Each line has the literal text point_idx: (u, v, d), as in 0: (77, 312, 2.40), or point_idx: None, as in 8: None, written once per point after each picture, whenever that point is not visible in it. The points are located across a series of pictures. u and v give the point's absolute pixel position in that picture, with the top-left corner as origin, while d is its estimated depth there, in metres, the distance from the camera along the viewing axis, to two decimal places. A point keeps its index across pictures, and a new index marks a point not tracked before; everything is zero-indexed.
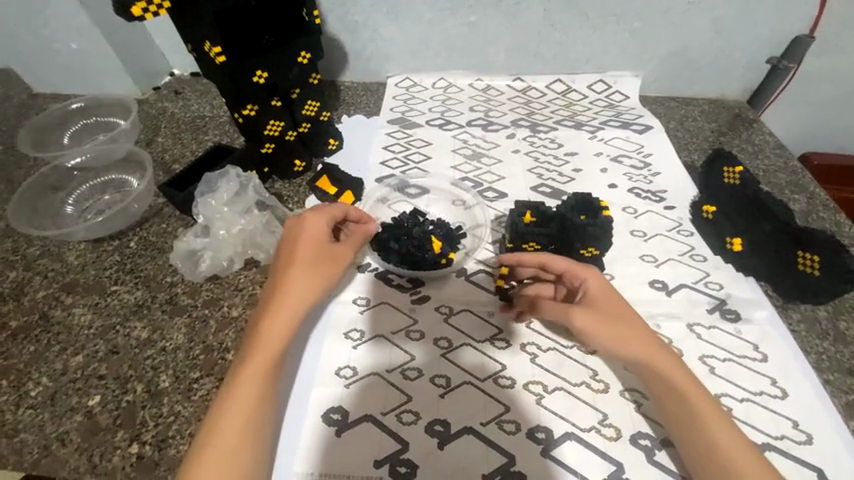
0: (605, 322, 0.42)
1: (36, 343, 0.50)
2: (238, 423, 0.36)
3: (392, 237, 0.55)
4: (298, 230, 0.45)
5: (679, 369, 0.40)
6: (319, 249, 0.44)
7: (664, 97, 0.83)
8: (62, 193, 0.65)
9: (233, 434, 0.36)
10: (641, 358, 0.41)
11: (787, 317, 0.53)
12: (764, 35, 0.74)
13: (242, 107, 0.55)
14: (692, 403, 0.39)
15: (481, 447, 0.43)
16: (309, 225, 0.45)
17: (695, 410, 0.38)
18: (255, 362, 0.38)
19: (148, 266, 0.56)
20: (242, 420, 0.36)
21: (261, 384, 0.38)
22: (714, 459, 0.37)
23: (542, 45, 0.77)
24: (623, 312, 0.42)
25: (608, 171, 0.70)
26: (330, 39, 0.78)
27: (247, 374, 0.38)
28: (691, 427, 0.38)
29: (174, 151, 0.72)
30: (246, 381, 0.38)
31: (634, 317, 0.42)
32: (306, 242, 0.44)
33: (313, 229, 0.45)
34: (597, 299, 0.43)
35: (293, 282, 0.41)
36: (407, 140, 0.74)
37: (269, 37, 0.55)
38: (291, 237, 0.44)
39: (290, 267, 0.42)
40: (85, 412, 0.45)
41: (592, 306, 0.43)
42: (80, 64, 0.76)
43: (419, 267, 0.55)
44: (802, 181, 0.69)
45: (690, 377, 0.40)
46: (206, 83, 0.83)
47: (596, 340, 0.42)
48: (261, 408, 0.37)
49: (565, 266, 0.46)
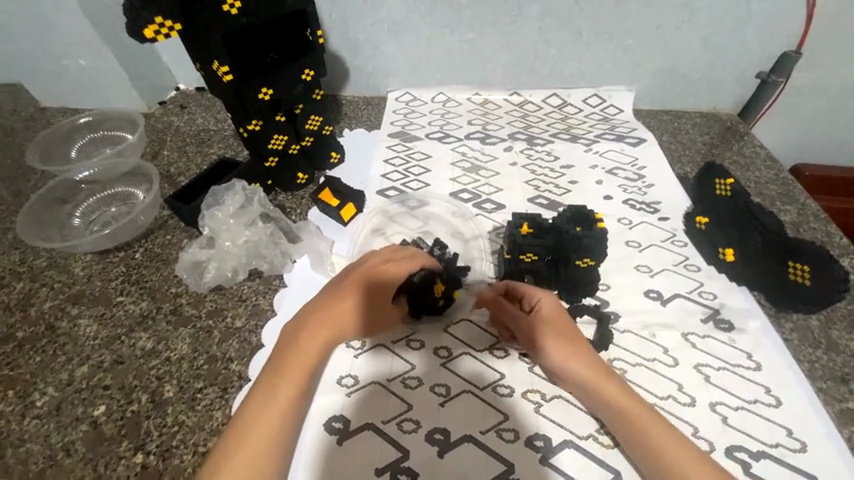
0: (563, 336, 0.45)
1: (42, 354, 0.51)
2: (264, 440, 0.35)
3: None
4: (371, 264, 0.45)
5: (618, 387, 0.42)
6: (385, 287, 0.45)
7: (657, 110, 0.85)
8: (69, 205, 0.66)
9: (255, 452, 0.35)
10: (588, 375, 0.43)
11: (780, 326, 0.54)
12: (752, 52, 0.77)
13: (247, 122, 0.57)
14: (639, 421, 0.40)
15: (481, 455, 0.43)
16: (389, 268, 0.45)
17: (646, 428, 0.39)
18: (293, 381, 0.38)
19: (153, 277, 0.57)
20: (270, 439, 0.36)
21: (293, 404, 0.37)
22: (670, 475, 0.37)
23: (538, 61, 0.80)
24: (571, 332, 0.45)
25: (604, 182, 0.72)
26: (332, 55, 0.80)
27: (282, 392, 0.37)
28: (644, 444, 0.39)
29: (180, 164, 0.73)
30: (279, 398, 0.37)
31: (581, 339, 0.45)
32: (378, 278, 0.45)
33: (391, 268, 0.45)
34: (557, 319, 0.46)
35: (347, 311, 0.42)
36: (407, 153, 0.75)
37: (274, 54, 0.57)
38: (361, 267, 0.45)
39: (350, 295, 0.43)
40: (90, 422, 0.45)
41: (551, 323, 0.45)
42: (88, 79, 0.78)
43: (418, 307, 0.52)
44: (792, 193, 0.71)
45: (635, 398, 0.42)
46: (211, 97, 0.85)
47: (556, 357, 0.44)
48: (291, 428, 0.37)
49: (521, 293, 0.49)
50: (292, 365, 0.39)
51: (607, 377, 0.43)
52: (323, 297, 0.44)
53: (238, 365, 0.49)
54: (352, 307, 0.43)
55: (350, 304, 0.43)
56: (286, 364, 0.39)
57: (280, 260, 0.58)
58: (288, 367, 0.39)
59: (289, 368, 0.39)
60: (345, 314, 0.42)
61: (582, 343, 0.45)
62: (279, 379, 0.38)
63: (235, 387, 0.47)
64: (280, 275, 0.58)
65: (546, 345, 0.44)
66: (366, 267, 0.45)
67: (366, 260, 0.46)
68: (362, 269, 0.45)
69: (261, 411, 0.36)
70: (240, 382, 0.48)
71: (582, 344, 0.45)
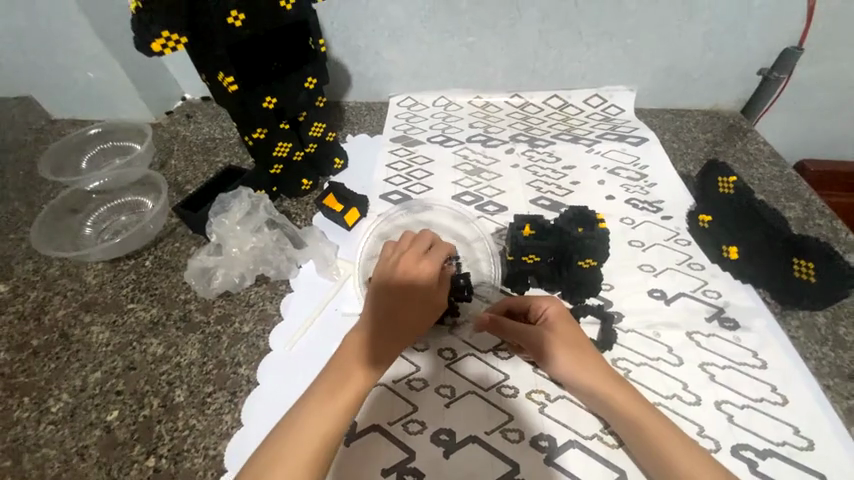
0: (569, 346, 0.44)
1: (57, 360, 0.52)
2: (308, 454, 0.35)
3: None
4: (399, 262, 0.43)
5: (621, 393, 0.42)
6: (426, 287, 0.42)
7: (658, 110, 0.86)
8: (80, 215, 0.68)
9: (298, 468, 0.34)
10: (594, 387, 0.43)
11: (786, 324, 0.54)
12: (752, 48, 0.77)
13: (252, 131, 0.58)
14: (643, 425, 0.40)
15: (486, 456, 0.44)
16: (423, 271, 0.43)
17: (650, 432, 0.40)
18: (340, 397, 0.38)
19: (163, 284, 0.59)
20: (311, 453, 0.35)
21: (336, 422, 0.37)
22: None
23: (538, 63, 0.80)
24: (578, 340, 0.45)
25: (606, 182, 0.72)
26: (334, 62, 0.81)
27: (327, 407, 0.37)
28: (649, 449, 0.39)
29: (187, 173, 0.75)
30: (325, 412, 0.37)
31: (585, 348, 0.45)
32: (414, 279, 0.42)
33: (428, 266, 0.43)
34: (560, 328, 0.46)
35: (389, 320, 0.41)
36: (410, 157, 0.76)
37: (278, 63, 0.58)
38: (388, 269, 0.43)
39: (389, 300, 0.42)
40: (103, 426, 0.46)
41: (560, 334, 0.45)
42: (98, 92, 0.80)
43: None
44: (797, 189, 0.70)
45: (642, 405, 0.41)
46: (217, 106, 0.86)
47: (564, 367, 0.44)
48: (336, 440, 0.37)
49: (522, 306, 0.49)
50: (340, 379, 0.39)
51: (617, 385, 0.42)
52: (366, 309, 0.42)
53: (246, 369, 0.50)
54: (390, 317, 0.41)
55: (390, 315, 0.41)
56: (333, 379, 0.39)
57: (286, 265, 0.59)
58: (330, 380, 0.39)
59: (333, 380, 0.39)
60: (388, 322, 0.41)
61: (592, 352, 0.45)
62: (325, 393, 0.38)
63: (244, 391, 0.48)
64: (286, 280, 0.59)
65: (554, 357, 0.44)
66: (390, 267, 0.43)
67: (389, 257, 0.44)
68: (394, 271, 0.43)
69: (305, 425, 0.36)
70: (248, 386, 0.49)
71: (592, 353, 0.44)
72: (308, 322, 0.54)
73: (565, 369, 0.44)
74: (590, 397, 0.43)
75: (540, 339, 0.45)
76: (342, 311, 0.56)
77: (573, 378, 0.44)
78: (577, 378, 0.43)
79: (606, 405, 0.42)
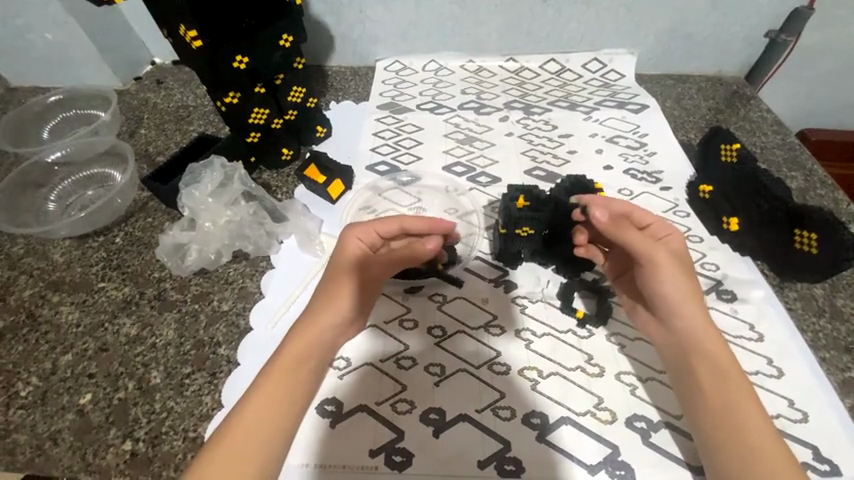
0: (678, 263, 0.43)
1: (24, 343, 0.49)
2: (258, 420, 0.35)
3: None
4: (364, 226, 0.45)
5: (707, 324, 0.41)
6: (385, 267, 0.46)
7: (660, 75, 0.81)
8: (44, 190, 0.63)
9: (248, 433, 0.34)
10: (686, 314, 0.41)
11: (784, 296, 0.53)
12: (760, 8, 0.72)
13: (223, 95, 0.53)
14: (713, 358, 0.39)
15: (477, 434, 0.42)
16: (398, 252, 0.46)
17: (711, 366, 0.39)
18: (296, 363, 0.38)
19: (135, 262, 0.55)
20: (260, 420, 0.35)
21: (289, 392, 0.37)
22: (732, 430, 0.36)
23: (534, 24, 0.75)
24: (692, 293, 0.42)
25: (604, 151, 0.68)
26: (314, 21, 0.75)
27: (280, 369, 0.37)
28: (705, 380, 0.39)
29: (158, 143, 0.70)
30: (280, 380, 0.37)
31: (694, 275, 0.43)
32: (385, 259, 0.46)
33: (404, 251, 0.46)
34: (682, 250, 0.44)
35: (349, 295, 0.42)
36: (398, 125, 0.72)
37: (250, 20, 0.54)
38: (352, 241, 0.44)
39: (350, 271, 0.43)
40: (76, 410, 0.44)
41: (686, 272, 0.42)
42: (57, 55, 0.73)
43: (405, 275, 0.53)
44: (799, 158, 0.68)
45: (735, 367, 0.39)
46: (190, 71, 0.80)
47: (662, 282, 0.42)
48: (285, 413, 0.36)
49: (447, 227, 0.48)
50: (302, 346, 0.39)
51: (714, 343, 0.40)
52: (337, 279, 0.42)
53: (226, 349, 0.48)
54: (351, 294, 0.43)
55: (349, 290, 0.42)
56: (297, 346, 0.39)
57: (266, 240, 0.55)
58: (285, 360, 0.38)
59: (295, 354, 0.38)
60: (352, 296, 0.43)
61: (700, 310, 0.41)
62: (289, 363, 0.38)
63: (224, 372, 0.46)
64: (266, 257, 0.55)
65: (663, 278, 0.42)
66: (350, 235, 0.43)
67: (366, 232, 0.45)
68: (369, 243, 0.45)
69: (259, 391, 0.36)
70: (229, 366, 0.46)
71: (699, 311, 0.41)
72: (291, 300, 0.51)
73: (659, 289, 0.42)
74: (675, 341, 0.42)
75: (651, 252, 0.43)
76: None
77: (666, 296, 0.42)
78: (671, 299, 0.42)
79: (686, 332, 0.41)
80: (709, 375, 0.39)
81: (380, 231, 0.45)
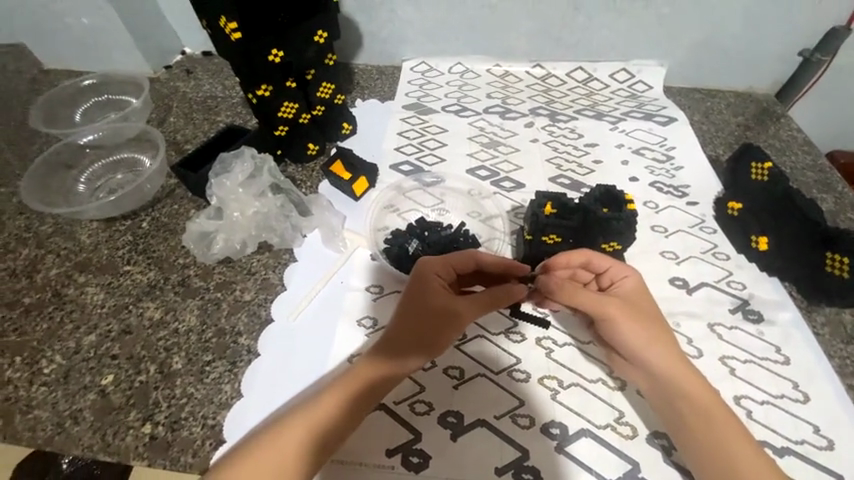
0: (632, 313, 0.42)
1: (49, 321, 0.50)
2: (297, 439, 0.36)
3: (426, 229, 0.56)
4: (438, 261, 0.44)
5: (682, 366, 0.40)
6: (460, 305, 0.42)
7: (690, 88, 0.80)
8: (74, 171, 0.64)
9: (286, 449, 0.36)
10: (657, 361, 0.41)
11: (811, 320, 0.51)
12: (796, 25, 0.71)
13: (256, 88, 0.54)
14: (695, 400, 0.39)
15: (494, 440, 0.42)
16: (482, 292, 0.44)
17: (696, 408, 0.39)
18: (341, 393, 0.39)
19: (160, 247, 0.56)
20: (299, 440, 0.36)
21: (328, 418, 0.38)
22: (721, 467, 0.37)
23: (565, 31, 0.75)
24: (656, 336, 0.41)
25: (630, 163, 0.68)
26: (345, 18, 0.75)
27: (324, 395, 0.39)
28: (691, 422, 0.39)
29: (186, 131, 0.71)
30: (323, 405, 0.38)
31: (656, 314, 0.43)
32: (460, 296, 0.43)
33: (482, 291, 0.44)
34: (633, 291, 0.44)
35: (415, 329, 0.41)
36: (423, 126, 0.72)
37: (284, 15, 0.54)
38: (430, 273, 0.42)
39: (424, 302, 0.41)
40: (98, 390, 0.45)
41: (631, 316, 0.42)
42: (92, 39, 0.75)
43: None
44: (830, 180, 0.66)
45: (719, 406, 0.39)
46: (220, 62, 0.81)
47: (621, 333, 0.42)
48: (321, 438, 0.37)
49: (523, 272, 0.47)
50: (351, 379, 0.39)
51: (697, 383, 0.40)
52: (410, 313, 0.41)
53: (247, 339, 0.48)
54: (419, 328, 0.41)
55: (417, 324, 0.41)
56: (347, 379, 0.39)
57: (290, 233, 0.56)
58: (335, 389, 0.39)
59: (343, 384, 0.39)
60: (420, 330, 0.41)
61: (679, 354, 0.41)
62: (337, 391, 0.39)
63: (244, 362, 0.46)
64: (289, 249, 0.56)
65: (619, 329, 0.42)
66: (430, 269, 0.42)
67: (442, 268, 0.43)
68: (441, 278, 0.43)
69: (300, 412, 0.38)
70: (249, 356, 0.47)
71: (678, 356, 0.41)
72: (311, 293, 0.52)
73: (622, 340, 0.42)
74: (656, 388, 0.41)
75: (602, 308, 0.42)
76: (346, 283, 0.53)
77: (628, 346, 0.42)
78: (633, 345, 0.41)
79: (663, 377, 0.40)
80: (696, 419, 0.39)
81: (456, 266, 0.44)
